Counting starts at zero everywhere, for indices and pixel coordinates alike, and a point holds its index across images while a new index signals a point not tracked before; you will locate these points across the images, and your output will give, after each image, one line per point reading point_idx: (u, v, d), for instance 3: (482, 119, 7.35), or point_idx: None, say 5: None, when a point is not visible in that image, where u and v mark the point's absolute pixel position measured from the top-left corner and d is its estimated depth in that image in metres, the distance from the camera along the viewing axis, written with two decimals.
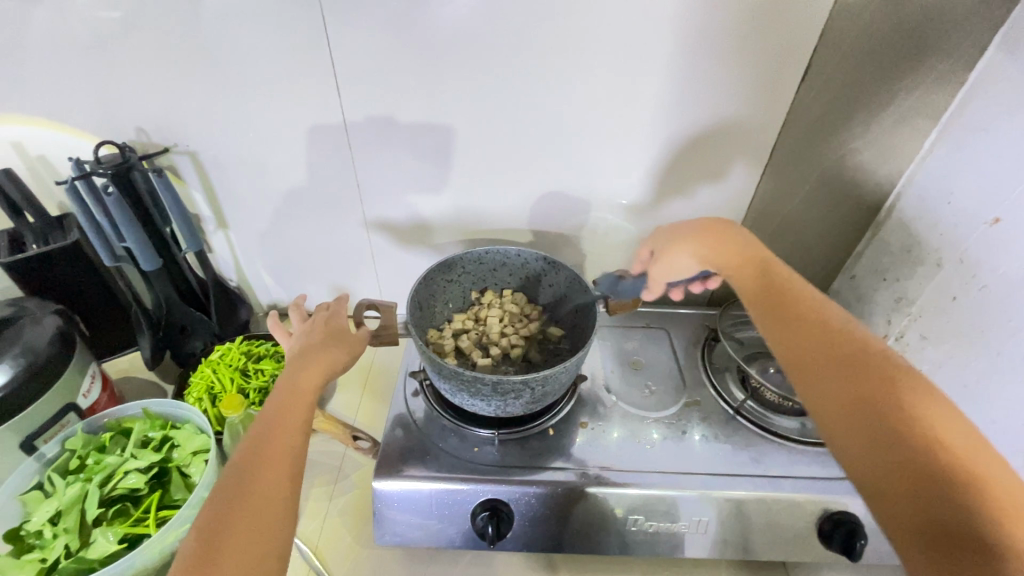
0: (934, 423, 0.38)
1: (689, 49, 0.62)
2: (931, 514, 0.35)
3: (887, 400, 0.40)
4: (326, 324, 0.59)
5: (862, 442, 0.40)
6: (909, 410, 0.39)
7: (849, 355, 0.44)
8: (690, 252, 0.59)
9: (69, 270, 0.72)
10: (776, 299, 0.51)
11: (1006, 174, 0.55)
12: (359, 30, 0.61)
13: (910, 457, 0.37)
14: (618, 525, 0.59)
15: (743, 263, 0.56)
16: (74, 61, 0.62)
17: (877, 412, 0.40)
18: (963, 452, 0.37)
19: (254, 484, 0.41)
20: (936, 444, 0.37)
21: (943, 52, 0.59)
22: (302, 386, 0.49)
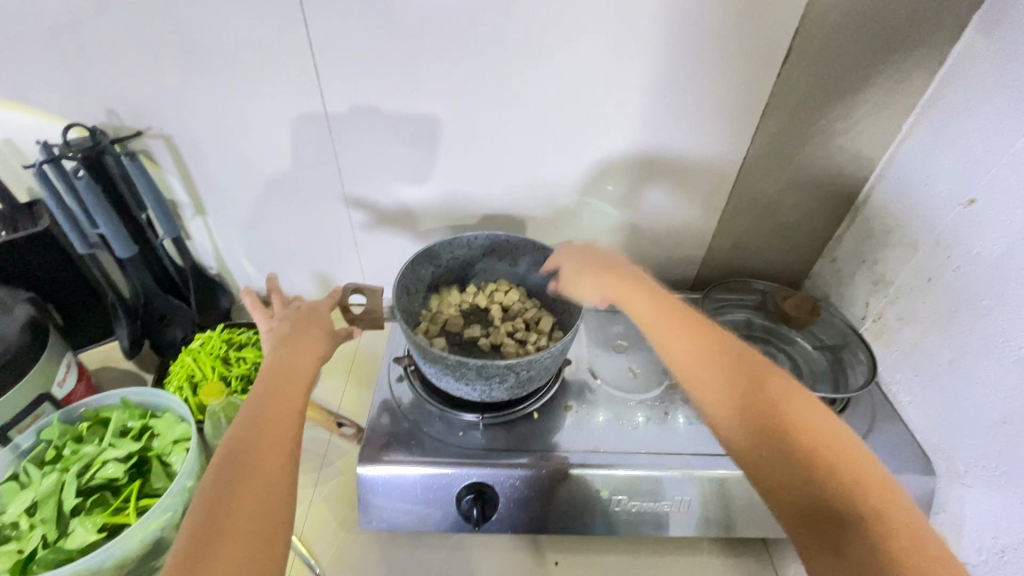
0: (806, 422, 0.43)
1: (673, 31, 0.61)
2: (823, 515, 0.39)
3: (775, 408, 0.44)
4: (308, 314, 0.58)
5: (762, 459, 0.42)
6: (786, 407, 0.44)
7: (736, 363, 0.47)
8: (584, 271, 0.61)
9: (41, 257, 0.70)
10: (664, 312, 0.53)
11: (982, 156, 0.56)
12: (336, 9, 0.59)
13: (811, 456, 0.41)
14: (602, 506, 0.60)
15: (622, 275, 0.58)
16: (37, 39, 0.60)
17: (779, 433, 0.42)
18: (829, 446, 0.42)
19: (255, 468, 0.41)
20: (812, 447, 0.41)
21: (920, 34, 0.59)
22: (293, 373, 0.50)
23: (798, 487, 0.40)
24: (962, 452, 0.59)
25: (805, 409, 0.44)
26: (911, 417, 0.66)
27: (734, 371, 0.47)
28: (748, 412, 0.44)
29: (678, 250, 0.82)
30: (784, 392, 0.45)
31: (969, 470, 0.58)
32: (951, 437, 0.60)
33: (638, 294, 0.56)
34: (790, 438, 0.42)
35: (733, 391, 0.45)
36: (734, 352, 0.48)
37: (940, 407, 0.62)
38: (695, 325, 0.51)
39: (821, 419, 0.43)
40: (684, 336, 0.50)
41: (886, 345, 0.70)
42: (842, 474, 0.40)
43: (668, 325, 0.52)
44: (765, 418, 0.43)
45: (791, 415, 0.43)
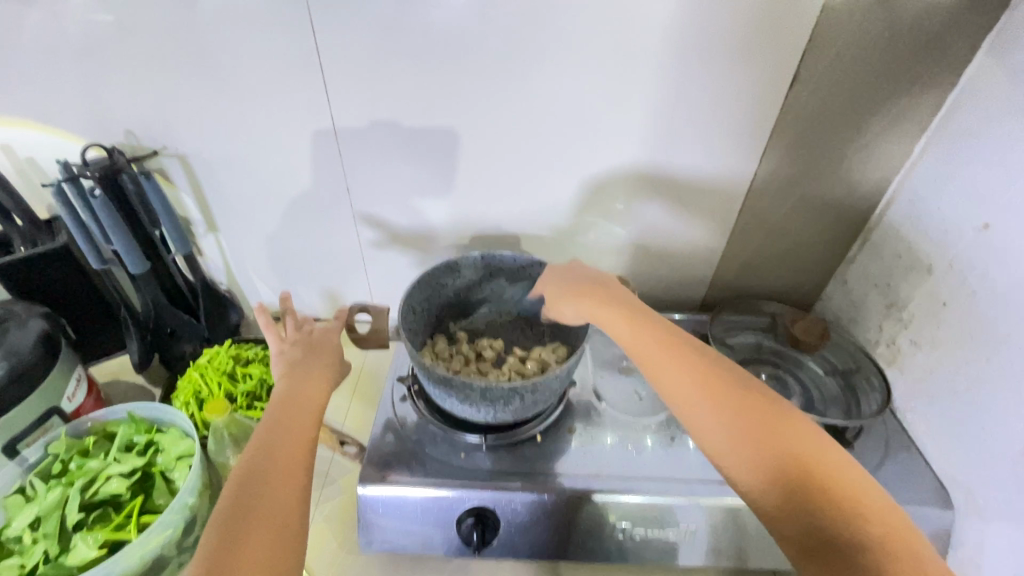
0: (819, 460, 0.42)
1: (679, 55, 0.61)
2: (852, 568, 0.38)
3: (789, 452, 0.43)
4: (318, 339, 0.59)
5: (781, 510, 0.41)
6: (792, 444, 0.43)
7: (746, 406, 0.46)
8: (569, 295, 0.59)
9: (57, 273, 0.72)
10: (662, 342, 0.51)
11: (995, 179, 0.55)
12: (349, 33, 0.60)
13: (829, 502, 0.40)
14: (608, 533, 0.58)
15: (609, 304, 0.56)
16: (62, 63, 0.62)
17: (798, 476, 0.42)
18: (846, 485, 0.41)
19: (261, 501, 0.41)
20: (828, 487, 0.41)
21: (931, 56, 0.59)
22: (303, 401, 0.51)
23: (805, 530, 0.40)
24: (981, 484, 0.57)
25: (815, 448, 0.43)
26: (927, 446, 0.64)
27: (746, 404, 0.46)
28: (751, 450, 0.43)
29: (686, 269, 0.82)
30: (772, 411, 0.45)
31: (988, 504, 0.56)
32: (970, 468, 0.58)
33: (620, 320, 0.54)
34: (798, 482, 0.41)
35: (741, 424, 0.45)
36: (729, 384, 0.48)
37: (956, 438, 0.60)
38: (689, 357, 0.50)
39: (839, 459, 0.43)
40: (682, 374, 0.49)
41: (901, 371, 0.68)
42: (837, 495, 0.40)
43: (661, 358, 0.50)
44: (771, 450, 0.43)
45: (794, 450, 0.43)
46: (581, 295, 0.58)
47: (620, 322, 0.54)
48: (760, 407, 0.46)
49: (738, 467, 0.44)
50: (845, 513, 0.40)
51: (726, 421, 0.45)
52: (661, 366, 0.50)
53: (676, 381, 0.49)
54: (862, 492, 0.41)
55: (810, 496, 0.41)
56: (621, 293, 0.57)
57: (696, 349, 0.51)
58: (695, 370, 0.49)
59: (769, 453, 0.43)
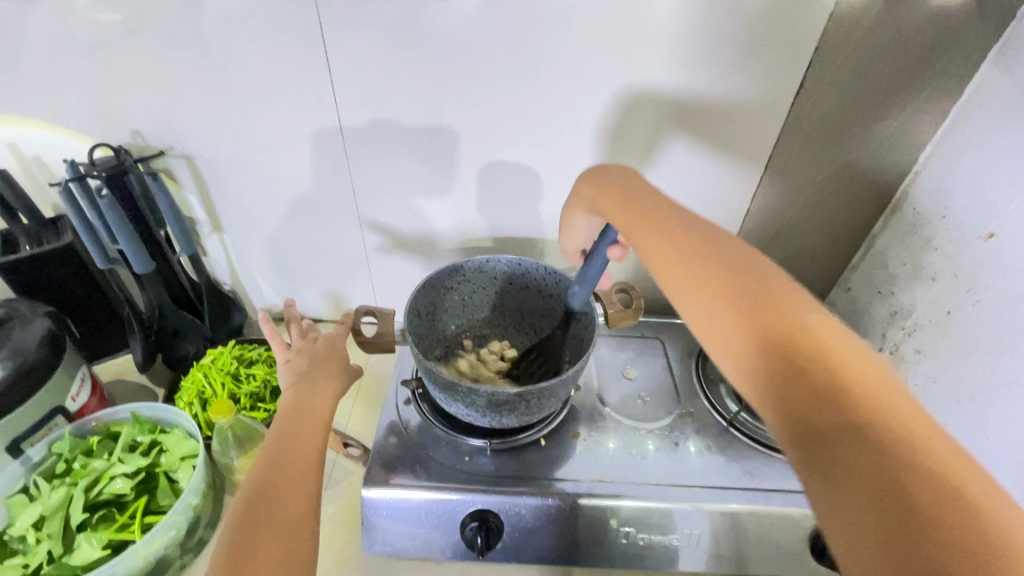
0: (828, 336, 0.34)
1: (686, 61, 0.62)
2: (838, 448, 0.30)
3: (790, 326, 0.35)
4: (324, 348, 0.59)
5: (766, 381, 0.34)
6: (794, 319, 0.36)
7: (743, 278, 0.39)
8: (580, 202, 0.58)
9: (61, 273, 0.72)
10: (658, 223, 0.46)
11: (999, 189, 0.55)
12: (357, 36, 0.61)
13: (823, 372, 0.33)
14: (610, 538, 0.59)
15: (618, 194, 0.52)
16: (71, 62, 0.62)
17: (796, 357, 0.34)
18: (853, 361, 0.33)
19: (271, 514, 0.41)
20: (829, 360, 0.33)
21: (938, 65, 0.59)
22: (310, 412, 0.51)
23: (795, 403, 0.32)
24: None
25: (826, 329, 0.35)
26: None
27: (736, 281, 0.39)
28: (745, 321, 0.37)
29: None
30: (779, 286, 0.39)
31: None
32: None
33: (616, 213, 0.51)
34: (794, 357, 0.34)
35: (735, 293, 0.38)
36: (727, 261, 0.41)
37: None
38: (682, 235, 0.44)
39: (849, 341, 0.34)
40: (670, 253, 0.43)
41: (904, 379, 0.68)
42: (841, 370, 0.32)
43: (652, 235, 0.45)
44: (764, 322, 0.36)
45: (798, 327, 0.35)
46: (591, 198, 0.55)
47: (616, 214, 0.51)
48: (760, 285, 0.39)
49: (728, 345, 0.37)
50: (850, 392, 0.31)
51: (715, 290, 0.39)
52: (656, 245, 0.45)
53: (663, 255, 0.44)
54: (874, 373, 0.32)
55: (808, 366, 0.33)
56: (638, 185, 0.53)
57: (700, 231, 0.45)
58: (681, 242, 0.44)
59: (752, 314, 0.37)
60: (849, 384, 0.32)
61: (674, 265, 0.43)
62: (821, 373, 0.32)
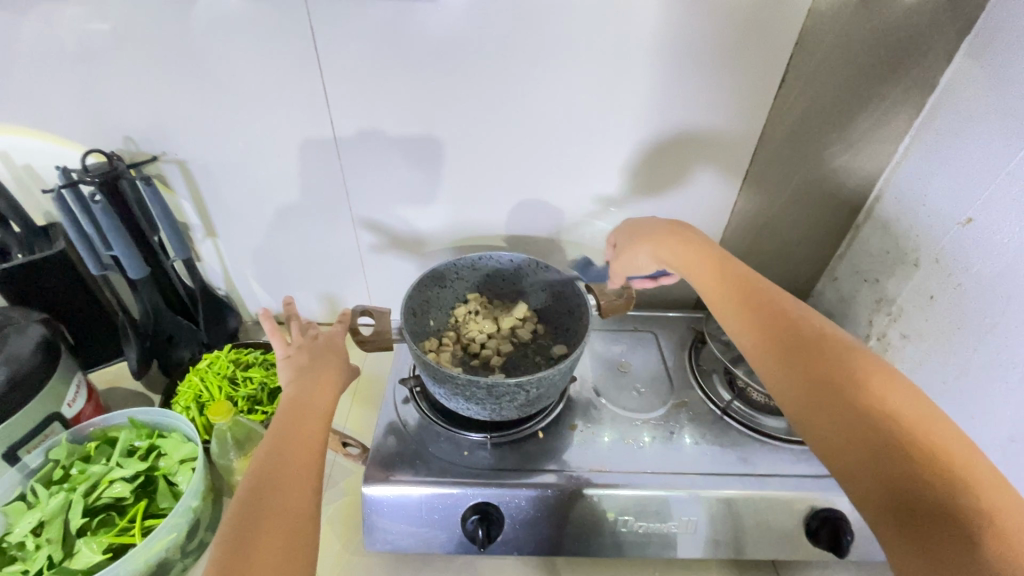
0: (905, 409, 0.42)
1: (672, 57, 0.63)
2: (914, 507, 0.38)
3: (873, 400, 0.43)
4: (323, 345, 0.59)
5: (845, 449, 0.42)
6: (876, 395, 0.43)
7: (824, 353, 0.47)
8: (649, 242, 0.63)
9: (54, 280, 0.71)
10: (744, 293, 0.54)
11: (976, 175, 0.57)
12: (347, 38, 0.61)
13: (905, 445, 0.40)
14: (610, 527, 0.59)
15: (700, 256, 0.59)
16: (62, 69, 0.63)
17: (875, 428, 0.41)
18: (926, 435, 0.40)
19: (272, 512, 0.41)
20: (906, 435, 0.40)
21: (914, 56, 0.61)
22: (310, 408, 0.51)
23: (878, 469, 0.40)
24: None
25: (904, 402, 0.42)
26: None
27: (819, 354, 0.47)
28: (827, 395, 0.44)
29: None
30: (855, 360, 0.46)
31: None
32: None
33: (699, 271, 0.58)
34: (878, 425, 0.41)
35: (815, 366, 0.46)
36: (808, 333, 0.49)
37: None
38: (768, 306, 0.52)
39: (925, 415, 0.41)
40: (756, 323, 0.51)
41: (891, 364, 0.70)
42: (913, 441, 0.40)
43: (736, 301, 0.54)
44: (846, 394, 0.43)
45: (880, 400, 0.42)
46: (668, 245, 0.62)
47: (702, 270, 0.58)
48: (840, 361, 0.46)
49: (813, 412, 0.44)
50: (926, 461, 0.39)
51: (801, 366, 0.47)
52: (737, 315, 0.53)
53: (748, 324, 0.52)
54: (945, 443, 0.40)
55: (887, 434, 0.41)
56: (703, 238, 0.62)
57: (781, 303, 0.52)
58: (762, 315, 0.52)
59: (837, 388, 0.44)
60: (922, 452, 0.39)
61: (757, 327, 0.51)
62: (898, 445, 0.40)
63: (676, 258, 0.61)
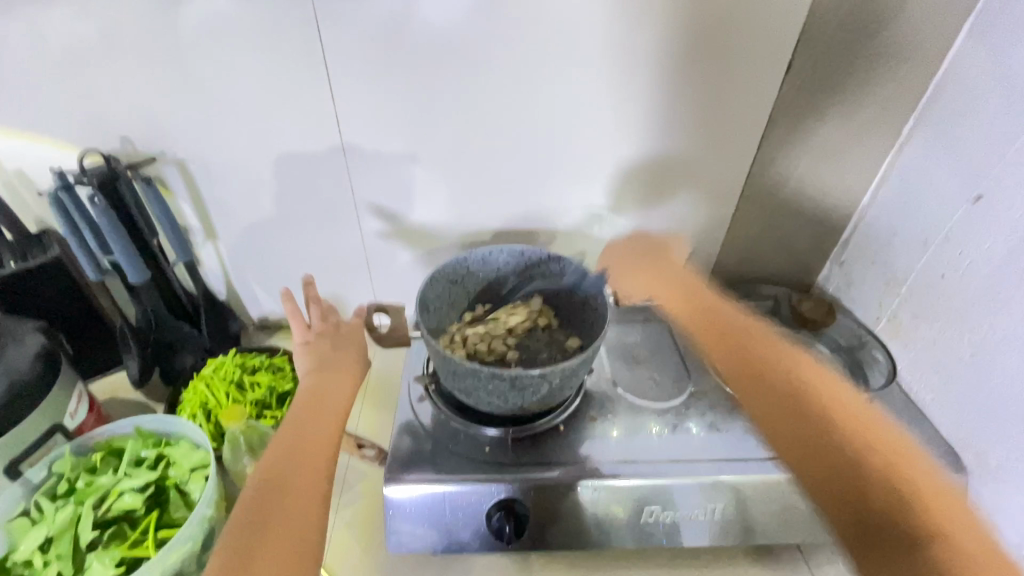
0: (863, 423, 0.45)
1: (681, 44, 0.63)
2: (872, 512, 0.41)
3: (832, 415, 0.46)
4: (342, 335, 0.58)
5: (808, 461, 0.45)
6: (833, 411, 0.47)
7: (785, 373, 0.51)
8: (632, 272, 0.68)
9: (49, 288, 0.69)
10: (715, 320, 0.60)
11: (985, 153, 0.58)
12: (351, 28, 0.60)
13: (864, 458, 0.43)
14: (635, 517, 0.59)
15: (675, 283, 0.65)
16: (54, 66, 0.60)
17: (836, 439, 0.45)
18: (881, 446, 0.44)
19: (278, 513, 0.40)
20: (864, 447, 0.44)
21: (920, 37, 0.61)
22: (326, 406, 0.50)
23: (837, 480, 0.43)
24: (991, 446, 0.59)
25: (862, 416, 0.46)
26: (936, 415, 0.66)
27: (781, 374, 0.51)
28: (789, 411, 0.48)
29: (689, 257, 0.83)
30: (814, 379, 0.50)
31: (1001, 464, 0.58)
32: (977, 431, 0.60)
33: (675, 299, 0.64)
34: (837, 438, 0.45)
35: (778, 386, 0.50)
36: (770, 354, 0.53)
37: (963, 404, 0.62)
38: (737, 330, 0.58)
39: (881, 428, 0.45)
40: (727, 346, 0.57)
41: (904, 344, 0.70)
42: (873, 452, 0.43)
43: (708, 325, 0.60)
44: (804, 410, 0.47)
45: (840, 416, 0.46)
46: (646, 274, 0.68)
47: (677, 297, 0.64)
48: (798, 378, 0.50)
49: (772, 423, 0.48)
50: (882, 471, 0.42)
51: (763, 385, 0.51)
52: (710, 335, 0.59)
53: (721, 347, 0.57)
54: (901, 454, 0.43)
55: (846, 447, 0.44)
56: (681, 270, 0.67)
57: (747, 328, 0.58)
58: (732, 340, 0.57)
59: (797, 405, 0.48)
60: (878, 463, 0.42)
61: (725, 351, 0.56)
62: (857, 457, 0.43)
63: (656, 289, 0.66)
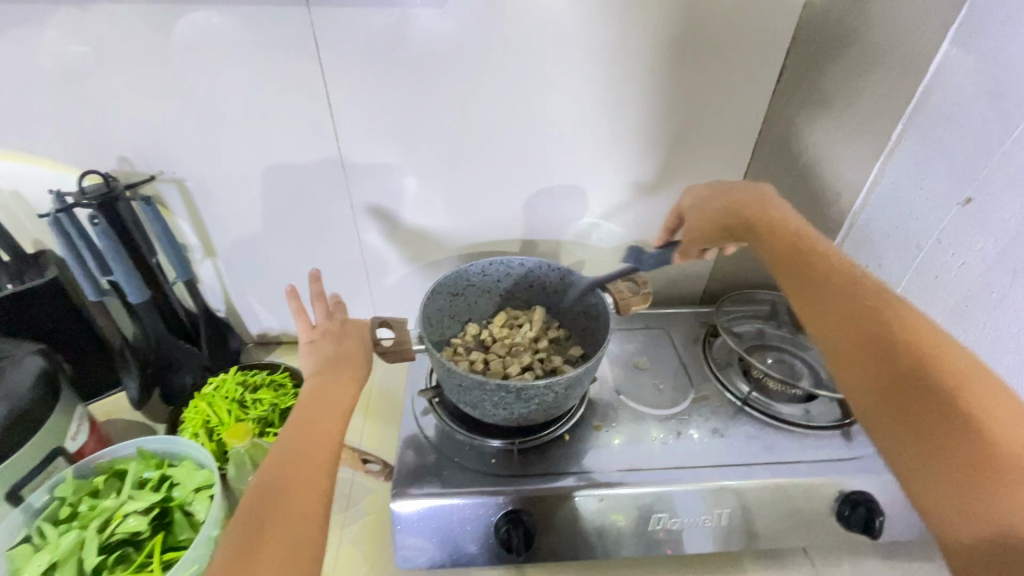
0: (981, 393, 0.40)
1: (673, 55, 0.64)
2: (978, 491, 0.37)
3: (945, 380, 0.41)
4: (347, 333, 0.57)
5: (907, 426, 0.41)
6: (950, 374, 0.41)
7: (900, 339, 0.44)
8: (721, 213, 0.62)
9: (47, 309, 0.68)
10: (849, 280, 0.49)
11: (972, 156, 0.59)
12: (349, 46, 0.61)
13: (974, 428, 0.39)
14: (643, 525, 0.59)
15: (778, 233, 0.57)
16: (53, 89, 0.61)
17: (947, 406, 0.40)
18: (992, 419, 0.39)
19: (275, 519, 0.40)
20: (972, 419, 0.39)
21: (904, 45, 0.63)
22: (327, 407, 0.49)
23: (950, 454, 0.39)
24: None
25: (993, 394, 0.40)
26: None
27: (894, 339, 0.44)
28: (889, 375, 0.43)
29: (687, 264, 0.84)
30: (942, 348, 0.42)
31: None
32: None
33: (771, 250, 0.56)
34: (950, 407, 0.40)
35: (876, 353, 0.44)
36: (902, 328, 0.44)
37: None
38: (855, 289, 0.48)
39: (999, 396, 0.40)
40: (837, 306, 0.48)
41: None
42: (984, 426, 0.38)
43: (829, 288, 0.49)
44: (914, 379, 0.42)
45: (961, 391, 0.40)
46: (727, 224, 0.62)
47: (796, 261, 0.53)
48: (914, 344, 0.43)
49: (860, 386, 0.44)
50: (992, 450, 0.37)
51: (865, 344, 0.45)
52: (825, 302, 0.48)
53: (828, 308, 0.48)
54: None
55: (957, 415, 0.39)
56: (781, 212, 0.59)
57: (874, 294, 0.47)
58: (852, 298, 0.47)
59: (899, 370, 0.43)
60: (989, 439, 0.38)
61: (835, 317, 0.47)
62: (965, 428, 0.39)
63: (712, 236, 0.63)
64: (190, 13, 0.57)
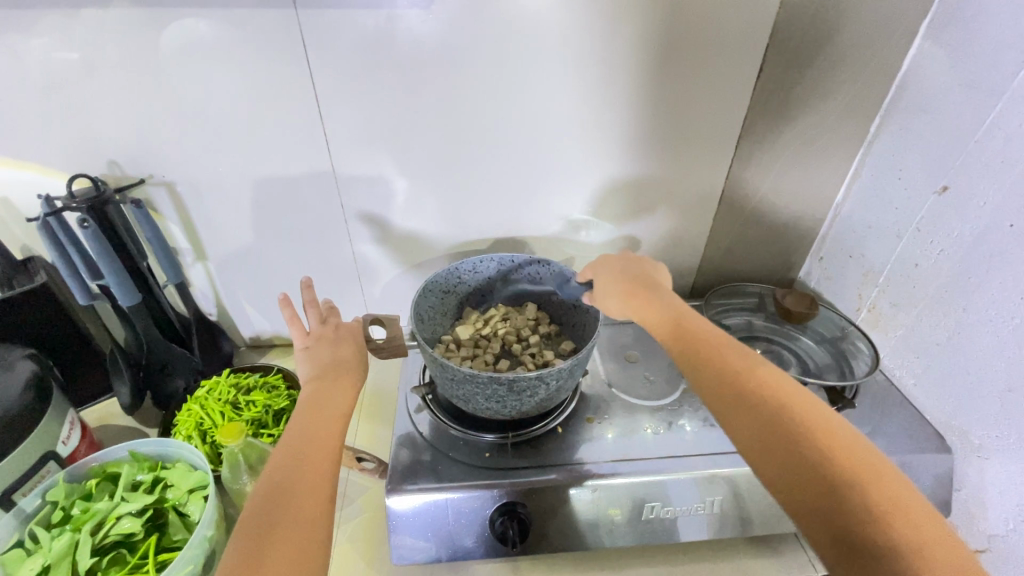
0: (890, 493, 0.38)
1: (657, 52, 0.65)
2: None
3: (857, 488, 0.38)
4: (342, 337, 0.57)
5: (833, 550, 0.37)
6: (859, 477, 0.39)
7: (806, 442, 0.40)
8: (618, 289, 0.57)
9: (37, 315, 0.68)
10: (731, 372, 0.46)
11: (948, 146, 0.61)
12: (337, 47, 0.61)
13: (898, 537, 0.36)
14: (636, 514, 0.59)
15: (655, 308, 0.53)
16: (41, 93, 0.61)
17: (860, 518, 0.37)
18: (907, 519, 0.37)
19: (281, 525, 0.40)
20: (889, 523, 0.37)
21: (881, 39, 0.65)
22: (326, 412, 0.49)
23: (881, 568, 0.35)
24: (972, 425, 0.61)
25: (895, 489, 0.38)
26: (920, 399, 0.68)
27: (806, 447, 0.40)
28: (797, 482, 0.39)
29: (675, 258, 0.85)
30: (851, 445, 0.40)
31: (983, 443, 0.60)
32: (959, 412, 0.62)
33: (664, 332, 0.52)
34: (865, 518, 0.37)
35: (786, 454, 0.41)
36: (800, 430, 0.41)
37: (944, 386, 0.64)
38: (752, 378, 0.45)
39: (905, 491, 0.38)
40: (745, 408, 0.43)
41: (884, 333, 0.73)
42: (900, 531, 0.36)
43: (729, 386, 0.45)
44: (827, 486, 0.39)
45: (865, 487, 0.38)
46: (631, 293, 0.56)
47: (680, 350, 0.49)
48: (822, 445, 0.40)
49: (783, 492, 0.40)
50: (914, 557, 0.35)
51: (773, 453, 0.41)
52: (722, 397, 0.45)
53: (736, 410, 0.44)
54: (940, 532, 0.36)
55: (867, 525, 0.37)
56: (668, 295, 0.55)
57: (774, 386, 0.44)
58: (751, 394, 0.44)
59: (811, 479, 0.39)
60: (906, 542, 0.36)
61: (746, 418, 0.43)
62: (884, 544, 0.36)
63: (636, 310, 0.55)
64: (178, 17, 0.58)
